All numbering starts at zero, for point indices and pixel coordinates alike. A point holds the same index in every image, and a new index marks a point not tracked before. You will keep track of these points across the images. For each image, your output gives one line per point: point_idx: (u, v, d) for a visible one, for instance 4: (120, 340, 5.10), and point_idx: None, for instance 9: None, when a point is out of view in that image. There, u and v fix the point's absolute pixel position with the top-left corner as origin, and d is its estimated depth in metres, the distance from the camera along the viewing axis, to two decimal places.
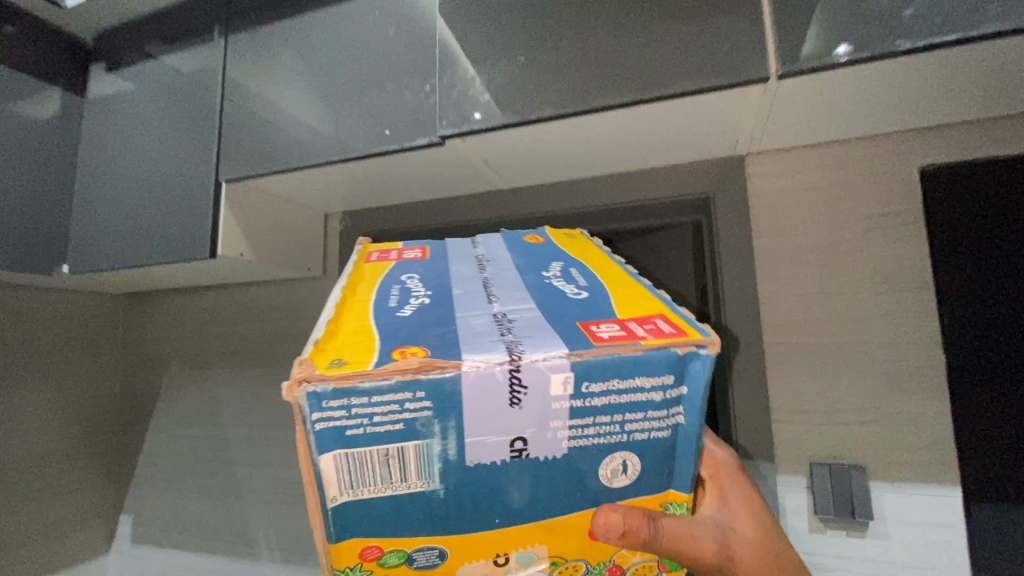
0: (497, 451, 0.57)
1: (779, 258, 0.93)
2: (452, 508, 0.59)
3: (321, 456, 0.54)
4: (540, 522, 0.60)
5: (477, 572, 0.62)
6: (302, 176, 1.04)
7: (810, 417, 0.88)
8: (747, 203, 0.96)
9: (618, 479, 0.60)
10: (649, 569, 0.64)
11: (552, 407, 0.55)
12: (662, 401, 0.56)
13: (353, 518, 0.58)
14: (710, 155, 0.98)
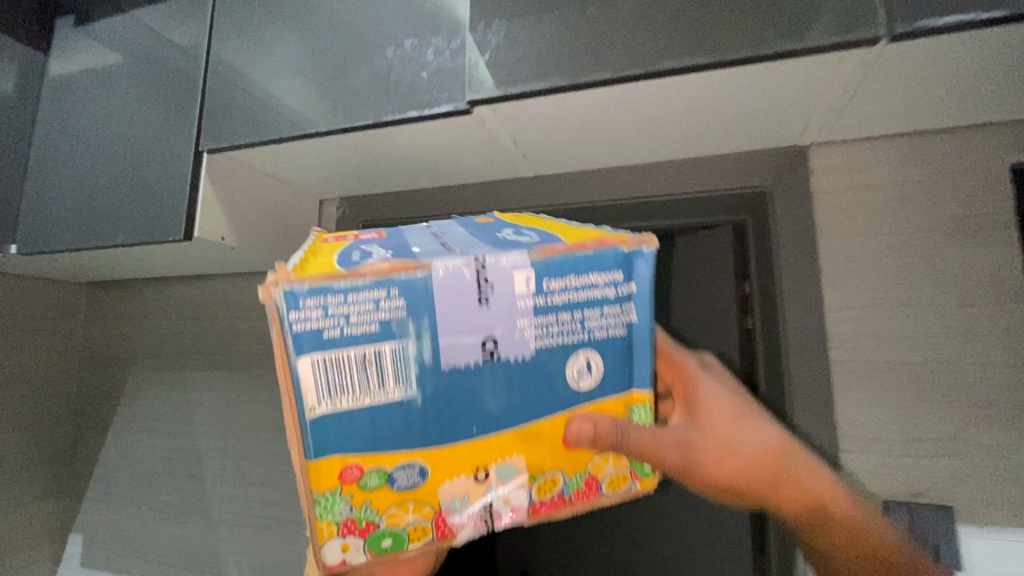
0: (466, 356, 0.50)
1: (847, 263, 0.81)
2: (427, 414, 0.49)
3: (300, 358, 0.46)
4: (518, 431, 0.51)
5: (460, 492, 0.52)
6: (298, 149, 0.89)
7: (882, 448, 0.76)
8: (811, 200, 0.84)
9: (582, 383, 0.53)
10: (622, 483, 0.56)
11: (513, 305, 0.50)
12: (614, 298, 0.52)
13: (329, 434, 0.48)
14: (770, 144, 0.86)
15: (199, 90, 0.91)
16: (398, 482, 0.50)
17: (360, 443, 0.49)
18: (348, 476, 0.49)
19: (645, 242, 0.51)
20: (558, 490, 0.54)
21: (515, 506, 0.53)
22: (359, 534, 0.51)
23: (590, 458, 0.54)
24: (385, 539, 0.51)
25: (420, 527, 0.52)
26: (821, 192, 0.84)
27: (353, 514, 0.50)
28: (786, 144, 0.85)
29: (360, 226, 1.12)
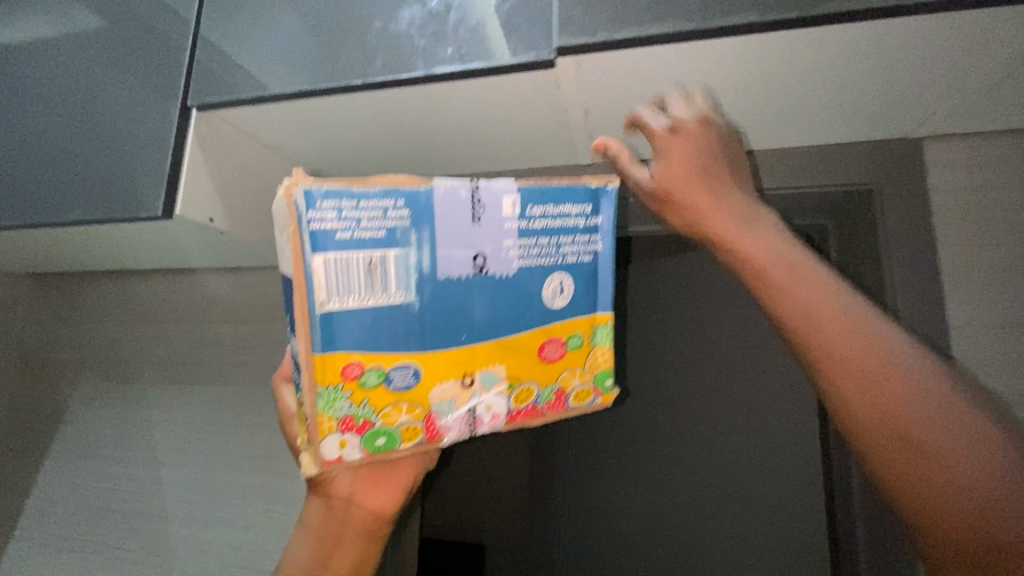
0: (457, 270, 0.47)
1: (969, 278, 0.70)
2: (428, 320, 0.46)
3: (316, 256, 0.42)
4: (502, 341, 0.49)
5: (447, 398, 0.48)
6: (309, 116, 0.69)
7: None
8: (927, 203, 0.72)
9: (558, 304, 0.50)
10: (587, 397, 0.53)
11: (498, 227, 0.47)
12: (585, 228, 0.51)
13: (342, 329, 0.44)
14: (880, 136, 0.73)
15: (188, 29, 0.70)
16: (396, 383, 0.46)
17: (364, 338, 0.45)
18: (347, 374, 0.45)
19: (606, 183, 0.50)
20: (530, 402, 0.51)
21: (493, 413, 0.49)
22: (358, 431, 0.46)
23: (561, 370, 0.52)
24: (381, 438, 0.46)
25: (409, 431, 0.47)
26: (935, 195, 0.73)
27: (352, 411, 0.45)
28: (898, 137, 0.73)
29: None
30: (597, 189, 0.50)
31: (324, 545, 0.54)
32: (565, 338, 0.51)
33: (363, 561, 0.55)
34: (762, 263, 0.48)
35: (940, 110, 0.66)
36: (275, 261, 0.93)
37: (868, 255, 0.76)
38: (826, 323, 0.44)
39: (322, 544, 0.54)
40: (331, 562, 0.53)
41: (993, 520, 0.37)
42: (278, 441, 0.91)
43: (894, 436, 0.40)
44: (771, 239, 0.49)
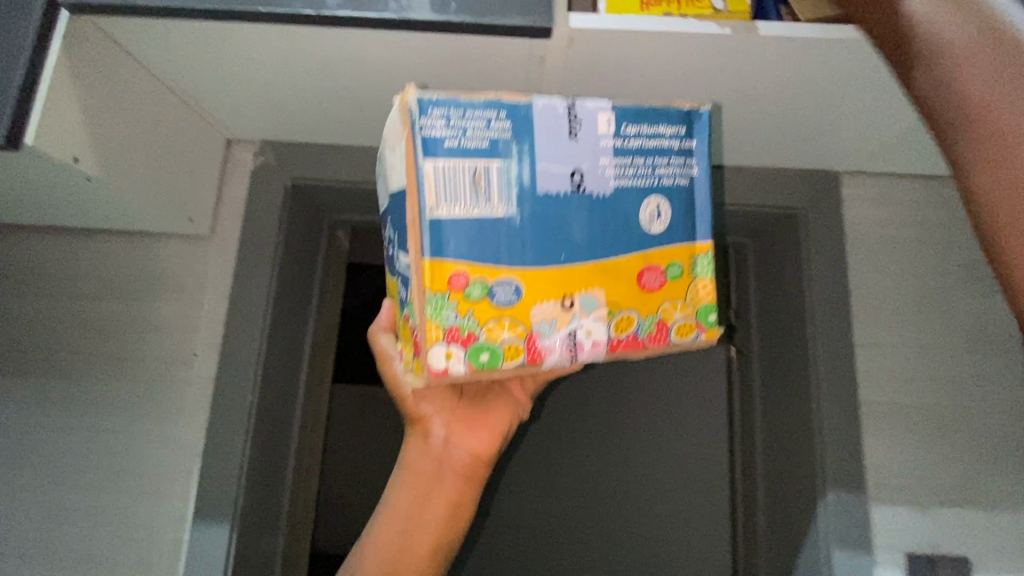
0: (555, 186, 0.45)
1: (873, 297, 0.78)
2: (530, 234, 0.44)
3: (425, 162, 0.42)
4: (601, 263, 0.46)
5: (547, 320, 0.45)
6: (235, 44, 0.56)
7: (907, 493, 0.72)
8: (843, 229, 0.79)
9: (655, 228, 0.48)
10: (689, 332, 0.49)
11: (595, 144, 0.46)
12: (679, 150, 0.49)
13: (447, 235, 0.43)
14: (809, 164, 0.79)
15: None
16: (499, 297, 0.44)
17: (469, 246, 0.43)
18: (453, 283, 0.43)
19: (703, 106, 0.49)
20: (630, 332, 0.47)
21: (594, 340, 0.46)
22: (462, 344, 0.43)
23: (662, 300, 0.48)
24: (482, 354, 0.44)
25: (510, 350, 0.44)
26: (852, 221, 0.80)
27: (457, 321, 0.43)
28: (823, 166, 0.79)
29: (285, 184, 0.81)
30: (692, 112, 0.49)
31: (419, 483, 0.56)
32: (665, 266, 0.48)
33: (457, 503, 0.55)
34: (931, 39, 0.40)
35: (869, 145, 0.72)
36: (154, 225, 0.75)
37: (789, 272, 0.81)
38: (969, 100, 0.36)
39: (420, 483, 0.56)
40: (427, 502, 0.55)
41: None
42: (140, 452, 0.73)
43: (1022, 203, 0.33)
44: (946, 5, 0.39)
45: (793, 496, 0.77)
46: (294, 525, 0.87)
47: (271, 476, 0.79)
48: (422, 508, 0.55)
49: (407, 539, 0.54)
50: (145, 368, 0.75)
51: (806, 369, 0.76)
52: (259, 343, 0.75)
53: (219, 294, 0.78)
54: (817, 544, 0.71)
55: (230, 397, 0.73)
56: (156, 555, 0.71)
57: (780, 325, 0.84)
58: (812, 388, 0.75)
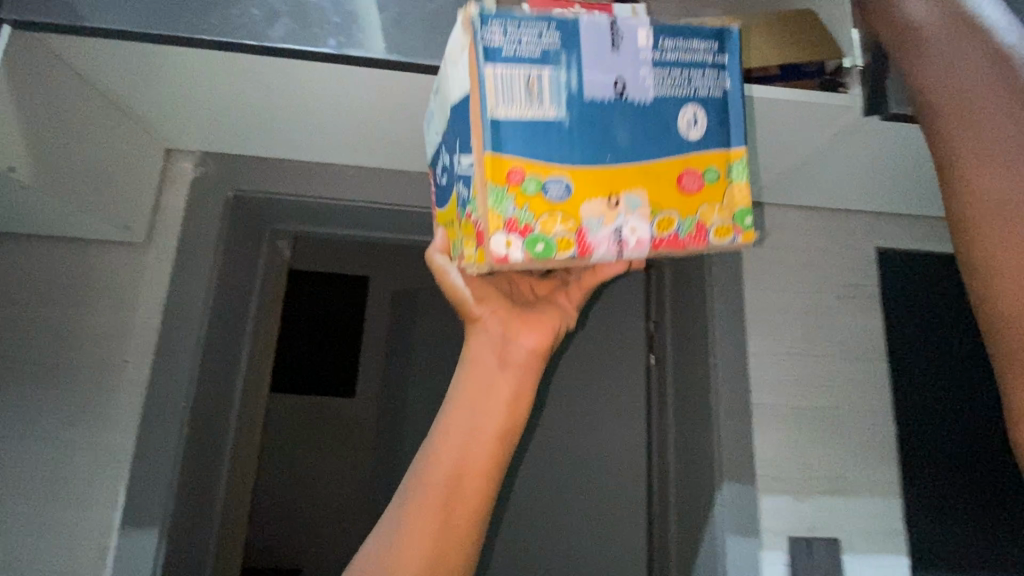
0: (601, 93, 0.46)
1: (765, 312, 0.88)
2: (579, 136, 0.45)
3: (486, 66, 0.43)
4: (644, 166, 0.47)
5: (596, 217, 0.45)
6: (179, 65, 0.60)
7: (789, 484, 0.83)
8: (741, 251, 0.90)
9: (692, 136, 0.48)
10: (727, 233, 0.48)
11: (634, 57, 0.47)
12: (712, 65, 0.49)
13: (507, 135, 0.44)
14: None
15: None
16: (555, 191, 0.44)
17: (526, 145, 0.44)
18: (512, 178, 0.43)
19: (732, 26, 0.49)
20: (671, 231, 0.47)
21: (638, 237, 0.46)
22: (520, 235, 0.43)
23: (700, 203, 0.48)
24: (539, 244, 0.44)
25: (564, 242, 0.44)
26: (749, 245, 0.90)
27: (516, 213, 0.43)
28: None
29: (227, 195, 0.83)
30: (723, 29, 0.49)
31: (484, 374, 0.52)
32: (702, 169, 0.48)
33: (525, 391, 0.52)
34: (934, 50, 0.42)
35: (761, 177, 0.83)
36: (89, 232, 0.75)
37: (698, 288, 0.91)
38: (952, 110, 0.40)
39: (485, 374, 0.52)
40: (497, 394, 0.51)
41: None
42: (67, 456, 0.73)
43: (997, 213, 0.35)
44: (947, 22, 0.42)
45: (697, 489, 0.86)
46: (226, 530, 0.87)
47: (204, 480, 0.80)
48: (489, 398, 0.51)
49: (479, 430, 0.50)
50: (75, 372, 0.75)
51: (708, 377, 0.85)
52: (195, 349, 0.76)
53: (154, 302, 0.78)
54: (714, 531, 0.80)
55: (161, 403, 0.74)
56: (80, 562, 0.71)
57: (689, 335, 0.93)
58: (712, 392, 0.85)
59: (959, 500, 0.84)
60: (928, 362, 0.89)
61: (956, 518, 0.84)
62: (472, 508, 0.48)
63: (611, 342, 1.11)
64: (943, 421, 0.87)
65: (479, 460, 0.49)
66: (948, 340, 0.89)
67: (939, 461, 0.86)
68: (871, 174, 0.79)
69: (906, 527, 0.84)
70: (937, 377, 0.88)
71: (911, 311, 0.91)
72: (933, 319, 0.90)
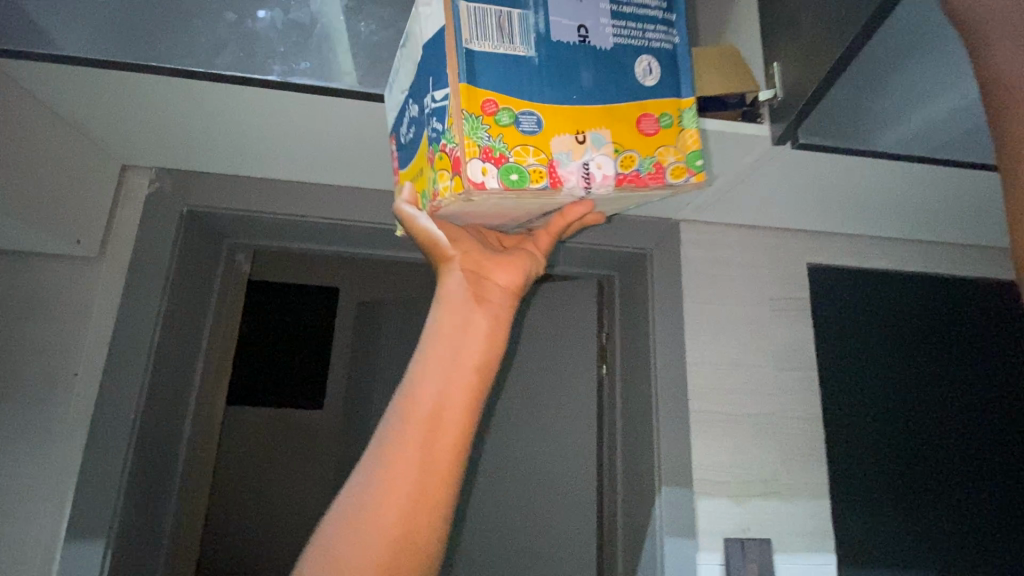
0: (564, 36, 0.46)
1: (703, 324, 0.93)
2: (546, 73, 0.44)
3: (460, 0, 0.42)
4: (608, 105, 0.45)
5: (564, 152, 0.43)
6: (130, 89, 0.63)
7: (726, 487, 0.87)
8: (681, 267, 0.95)
9: (648, 82, 0.47)
10: (683, 172, 0.45)
11: (595, 6, 0.47)
12: (663, 21, 0.49)
13: (479, 66, 0.42)
14: (653, 213, 0.94)
15: None
16: (525, 125, 0.42)
17: (498, 78, 0.42)
18: (486, 109, 0.41)
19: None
20: (633, 170, 0.44)
21: (604, 173, 0.44)
22: (495, 165, 0.41)
23: (659, 143, 0.46)
24: (513, 174, 0.41)
25: (537, 174, 0.42)
26: (688, 261, 0.96)
27: (491, 143, 0.41)
28: (665, 216, 0.95)
29: (181, 210, 0.84)
30: None
31: (458, 314, 0.52)
32: (658, 115, 0.46)
33: (499, 328, 0.52)
34: None
35: (696, 197, 0.88)
36: (40, 246, 0.76)
37: (641, 302, 0.96)
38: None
39: (459, 313, 0.52)
40: (471, 325, 0.52)
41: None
42: (13, 469, 0.73)
43: None
44: None
45: (639, 493, 0.90)
46: (177, 543, 0.87)
47: (154, 491, 0.80)
48: (464, 337, 0.51)
49: (460, 356, 0.50)
50: (24, 386, 0.76)
51: (649, 386, 0.90)
52: (146, 360, 0.78)
53: (106, 315, 0.79)
54: (655, 533, 0.84)
55: (110, 414, 0.75)
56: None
57: (634, 346, 0.98)
58: (653, 400, 0.89)
59: (878, 497, 0.90)
60: (852, 371, 0.95)
61: (877, 518, 0.89)
62: (452, 445, 0.47)
63: (564, 353, 1.16)
64: (865, 426, 0.93)
65: (457, 397, 0.48)
66: (871, 350, 0.96)
67: (858, 459, 0.92)
68: (795, 195, 0.85)
69: (834, 530, 0.88)
70: (859, 384, 0.94)
71: (835, 321, 0.97)
72: (858, 330, 0.96)
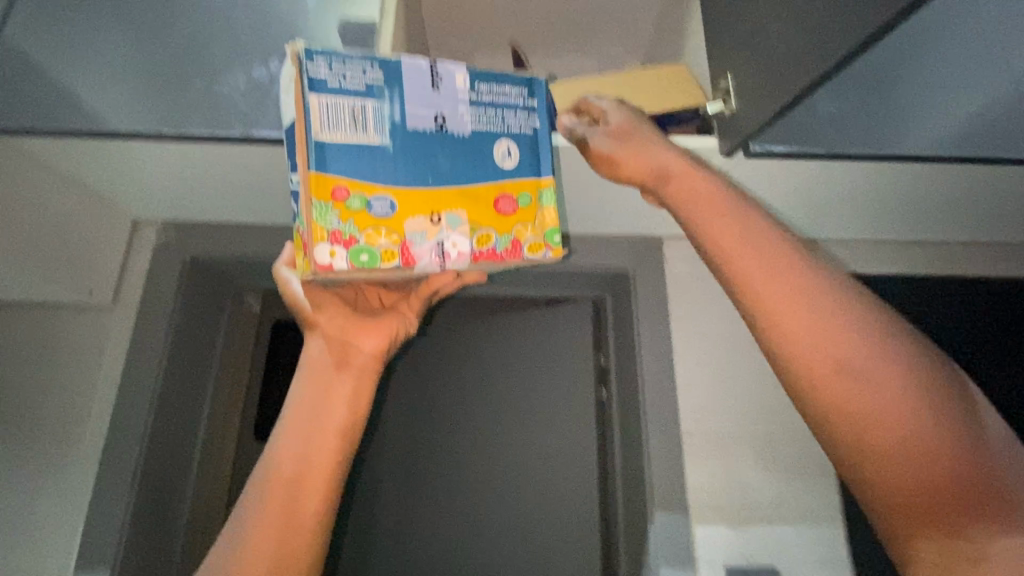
0: (421, 124, 0.54)
1: (691, 340, 0.91)
2: (400, 159, 0.52)
3: (310, 96, 0.51)
4: (463, 188, 0.54)
5: (418, 231, 0.52)
6: (120, 154, 0.71)
7: (724, 511, 0.83)
8: (665, 284, 0.94)
9: (506, 164, 0.56)
10: (539, 250, 0.55)
11: (453, 95, 0.55)
12: (526, 107, 0.58)
13: (331, 154, 0.50)
14: (634, 233, 0.94)
15: None
16: (377, 209, 0.51)
17: (350, 166, 0.51)
18: (336, 195, 0.50)
19: (540, 75, 0.58)
20: (490, 246, 0.54)
21: (459, 250, 0.53)
22: (346, 246, 0.50)
23: (516, 223, 0.55)
24: (363, 255, 0.50)
25: (388, 254, 0.51)
26: (672, 277, 0.95)
27: (340, 226, 0.50)
28: (647, 234, 0.95)
29: (183, 259, 0.92)
30: (532, 79, 0.58)
31: (319, 381, 0.65)
32: (516, 195, 0.55)
33: (358, 389, 0.66)
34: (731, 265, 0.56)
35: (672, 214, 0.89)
36: (58, 298, 0.85)
37: (627, 321, 0.94)
38: (789, 324, 0.53)
39: (323, 377, 0.65)
40: (332, 391, 0.65)
41: (967, 482, 0.46)
42: (37, 507, 0.80)
43: (858, 426, 0.49)
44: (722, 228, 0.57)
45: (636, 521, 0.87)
46: None
47: (163, 525, 0.85)
48: (324, 404, 0.64)
49: (315, 427, 0.63)
50: (43, 427, 0.83)
51: (637, 407, 0.88)
52: (150, 400, 0.84)
53: (116, 358, 0.87)
54: (650, 562, 0.80)
55: (117, 450, 0.81)
56: None
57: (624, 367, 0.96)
58: (640, 421, 0.87)
59: None
60: None
61: None
62: (311, 504, 0.60)
63: None
64: None
65: (315, 463, 0.61)
66: None
67: None
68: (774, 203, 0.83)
69: (849, 554, 0.82)
70: None
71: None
72: None
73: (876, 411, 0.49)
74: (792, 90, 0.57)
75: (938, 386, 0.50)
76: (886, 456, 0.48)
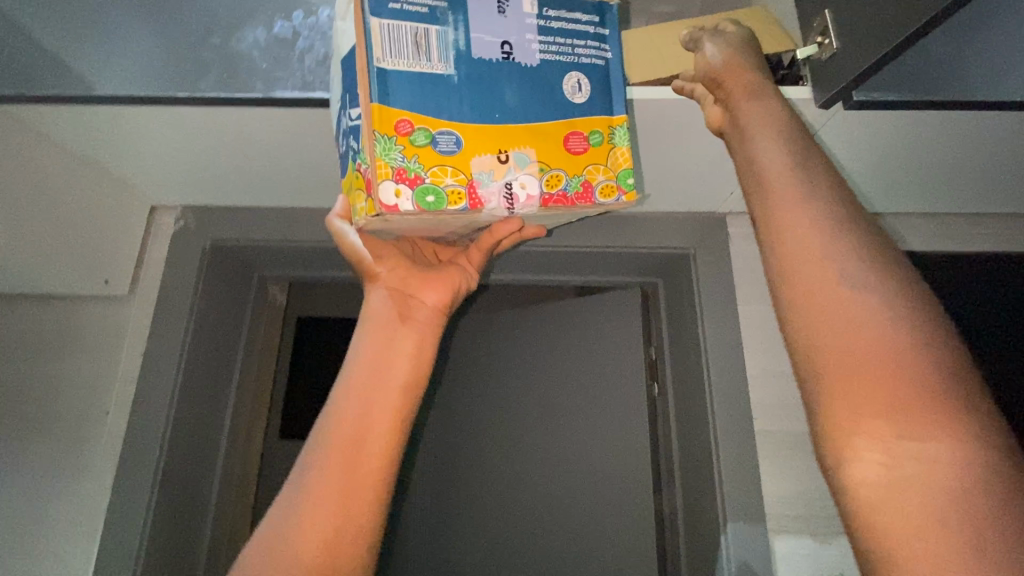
0: (487, 53, 0.47)
1: (761, 328, 0.81)
2: (466, 91, 0.45)
3: (372, 20, 0.44)
4: (533, 125, 0.46)
5: (484, 172, 0.45)
6: (129, 127, 0.64)
7: (807, 521, 0.73)
8: (729, 266, 0.84)
9: (577, 99, 0.48)
10: (611, 195, 0.48)
11: (521, 22, 0.48)
12: (595, 36, 0.50)
13: (396, 82, 0.44)
14: (693, 209, 0.85)
15: None
16: (444, 144, 0.44)
17: (417, 96, 0.44)
18: (400, 129, 0.43)
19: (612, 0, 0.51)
20: (559, 190, 0.47)
21: (528, 194, 0.46)
22: (411, 185, 0.43)
23: (587, 163, 0.48)
24: (429, 196, 0.43)
25: (454, 195, 0.44)
26: (736, 259, 0.85)
27: (405, 163, 0.43)
28: (707, 211, 0.85)
29: (205, 245, 0.85)
30: (604, 3, 0.51)
31: (382, 336, 0.58)
32: (587, 133, 0.48)
33: (422, 346, 0.58)
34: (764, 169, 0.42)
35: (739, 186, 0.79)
36: (71, 290, 0.79)
37: (686, 307, 0.84)
38: (778, 208, 0.40)
39: (385, 331, 0.58)
40: (396, 345, 0.57)
41: (942, 417, 0.31)
42: (54, 510, 0.74)
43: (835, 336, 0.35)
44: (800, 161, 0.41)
45: (701, 530, 0.77)
46: None
47: (187, 531, 0.79)
48: (388, 360, 0.57)
49: (381, 383, 0.55)
50: (59, 428, 0.77)
51: (703, 404, 0.78)
52: (172, 396, 0.77)
53: (133, 353, 0.81)
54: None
55: (135, 453, 0.74)
56: None
57: (682, 359, 0.86)
58: (707, 420, 0.77)
59: None
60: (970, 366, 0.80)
61: None
62: (376, 466, 0.52)
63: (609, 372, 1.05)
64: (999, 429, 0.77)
65: (380, 421, 0.54)
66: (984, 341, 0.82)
67: None
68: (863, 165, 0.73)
69: None
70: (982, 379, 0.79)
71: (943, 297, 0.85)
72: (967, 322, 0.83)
73: (857, 318, 0.35)
74: (909, 25, 0.47)
75: (918, 313, 0.34)
76: (856, 370, 0.34)
